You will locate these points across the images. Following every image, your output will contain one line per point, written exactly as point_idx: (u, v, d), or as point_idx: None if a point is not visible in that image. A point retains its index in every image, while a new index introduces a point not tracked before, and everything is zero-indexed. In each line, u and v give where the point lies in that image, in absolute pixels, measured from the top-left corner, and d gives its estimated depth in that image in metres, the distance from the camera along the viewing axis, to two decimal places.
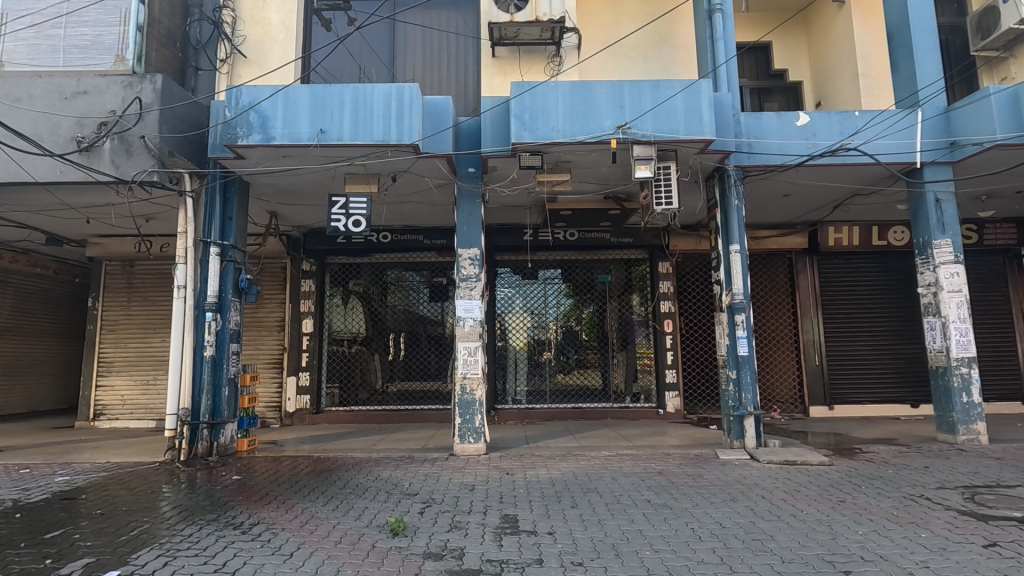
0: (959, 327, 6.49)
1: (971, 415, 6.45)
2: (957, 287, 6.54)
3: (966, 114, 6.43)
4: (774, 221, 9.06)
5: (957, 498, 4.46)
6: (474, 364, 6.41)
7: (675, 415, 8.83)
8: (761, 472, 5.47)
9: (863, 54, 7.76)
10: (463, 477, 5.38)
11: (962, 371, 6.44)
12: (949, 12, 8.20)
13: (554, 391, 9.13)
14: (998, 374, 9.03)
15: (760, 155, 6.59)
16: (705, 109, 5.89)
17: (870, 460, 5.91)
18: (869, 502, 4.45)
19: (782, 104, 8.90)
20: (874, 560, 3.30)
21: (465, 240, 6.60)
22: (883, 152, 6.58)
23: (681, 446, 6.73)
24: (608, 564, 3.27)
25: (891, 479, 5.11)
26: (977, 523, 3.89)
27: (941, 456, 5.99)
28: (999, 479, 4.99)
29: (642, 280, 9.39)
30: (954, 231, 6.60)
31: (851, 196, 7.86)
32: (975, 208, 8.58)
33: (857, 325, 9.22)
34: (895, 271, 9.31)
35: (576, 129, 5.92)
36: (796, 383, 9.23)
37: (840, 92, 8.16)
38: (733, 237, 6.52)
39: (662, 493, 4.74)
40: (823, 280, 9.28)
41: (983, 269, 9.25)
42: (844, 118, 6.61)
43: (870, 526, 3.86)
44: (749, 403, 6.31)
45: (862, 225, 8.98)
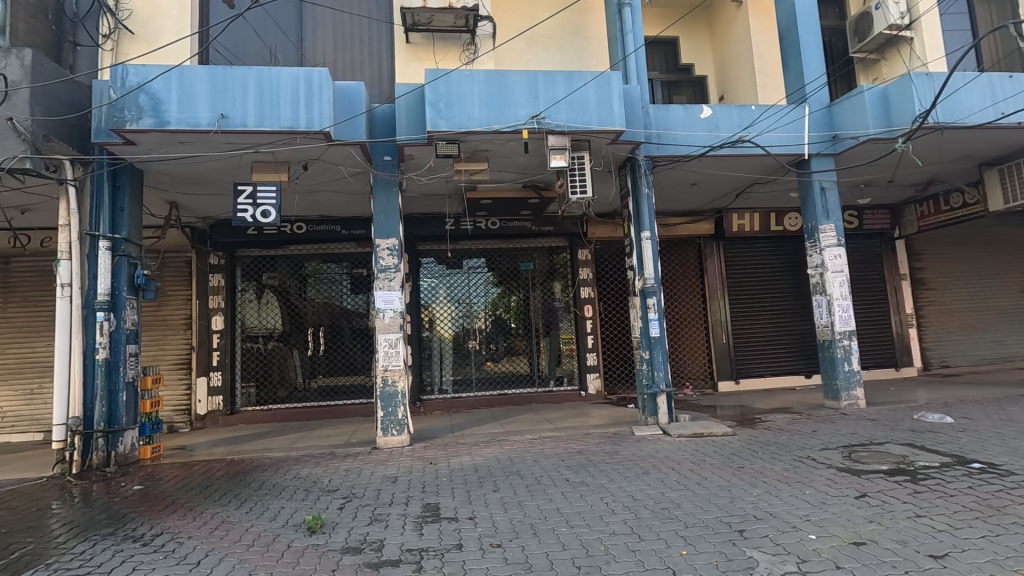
0: (842, 304, 7.18)
1: (852, 382, 7.19)
2: (840, 267, 7.23)
3: (845, 109, 7.06)
4: (684, 208, 9.58)
5: (837, 457, 4.98)
6: (395, 355, 6.33)
7: (597, 396, 9.19)
8: (672, 446, 5.82)
9: (759, 52, 8.33)
10: (385, 469, 5.32)
11: (844, 343, 7.15)
12: (832, 15, 8.96)
13: (480, 379, 9.20)
14: (876, 345, 10.11)
15: (668, 146, 6.92)
16: (615, 99, 6.09)
17: (768, 428, 6.45)
18: (764, 466, 4.88)
19: (690, 97, 9.34)
20: (764, 518, 3.63)
21: (383, 230, 6.47)
22: (776, 144, 7.09)
23: (600, 425, 7.02)
24: (526, 543, 3.38)
25: (784, 444, 5.62)
26: (852, 478, 4.37)
27: (827, 420, 6.64)
28: (873, 438, 5.61)
29: (564, 267, 9.63)
30: (836, 217, 7.29)
31: (750, 185, 8.44)
32: (855, 196, 9.49)
33: (759, 305, 9.96)
34: (790, 254, 10.13)
35: (492, 118, 5.95)
36: (706, 360, 9.85)
37: (740, 87, 8.70)
38: (644, 224, 6.84)
39: (580, 471, 4.94)
40: (728, 264, 9.92)
41: (863, 251, 10.27)
42: (742, 111, 7.07)
43: (763, 488, 4.24)
44: (661, 381, 6.68)
45: (761, 212, 9.69)
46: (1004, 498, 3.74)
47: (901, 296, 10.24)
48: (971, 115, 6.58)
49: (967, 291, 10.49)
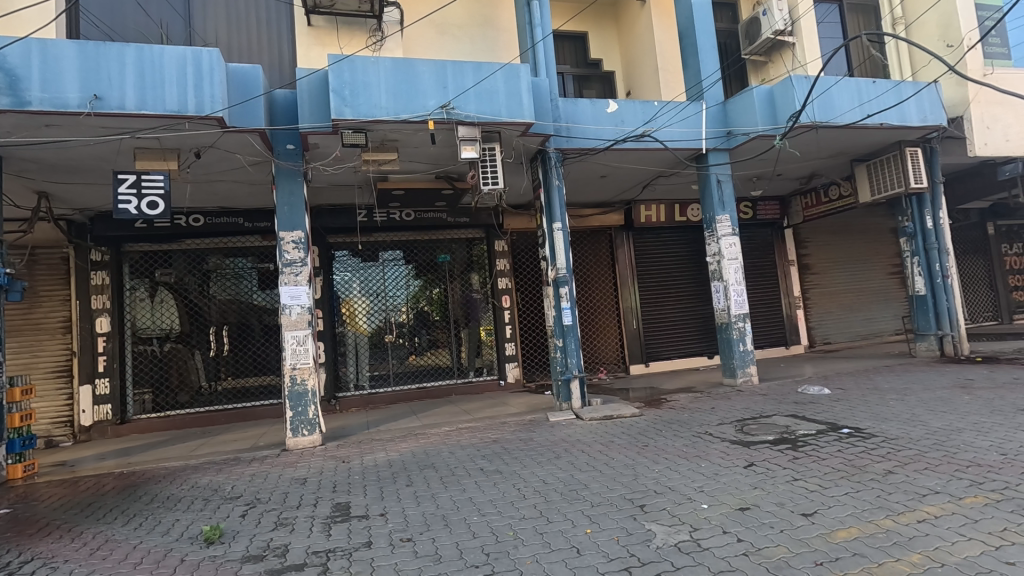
0: (737, 289, 7.74)
1: (746, 360, 7.78)
2: (734, 255, 7.78)
3: (737, 107, 7.58)
4: (595, 200, 9.90)
5: (731, 431, 5.40)
6: (304, 353, 6.08)
7: (515, 384, 9.34)
8: (584, 429, 6.05)
9: (661, 50, 8.74)
10: (294, 471, 5.12)
11: (739, 325, 7.72)
12: (726, 18, 9.55)
13: (399, 374, 9.03)
14: (768, 325, 11.01)
15: (576, 139, 7.09)
16: (524, 91, 6.18)
17: (672, 407, 6.86)
18: (666, 443, 5.19)
19: (599, 92, 9.62)
20: (663, 492, 3.86)
21: (287, 223, 6.17)
22: (675, 139, 7.49)
23: (517, 413, 7.15)
24: (436, 535, 3.38)
25: (685, 421, 6.01)
26: (743, 448, 4.76)
27: (725, 397, 7.17)
28: (762, 412, 6.12)
29: (481, 258, 9.65)
30: (731, 209, 7.82)
31: (655, 178, 8.86)
32: (748, 189, 10.23)
33: (666, 292, 10.51)
34: (692, 243, 10.77)
35: (400, 107, 5.82)
36: (618, 345, 10.26)
37: (644, 84, 9.09)
38: (555, 215, 6.99)
39: (495, 460, 5.01)
40: (637, 253, 10.38)
41: (756, 239, 11.12)
42: (645, 106, 7.38)
43: (664, 464, 4.51)
44: (574, 367, 6.89)
45: (666, 203, 10.23)
46: (866, 458, 4.22)
47: (790, 280, 11.19)
48: (841, 115, 7.29)
49: (844, 274, 11.65)
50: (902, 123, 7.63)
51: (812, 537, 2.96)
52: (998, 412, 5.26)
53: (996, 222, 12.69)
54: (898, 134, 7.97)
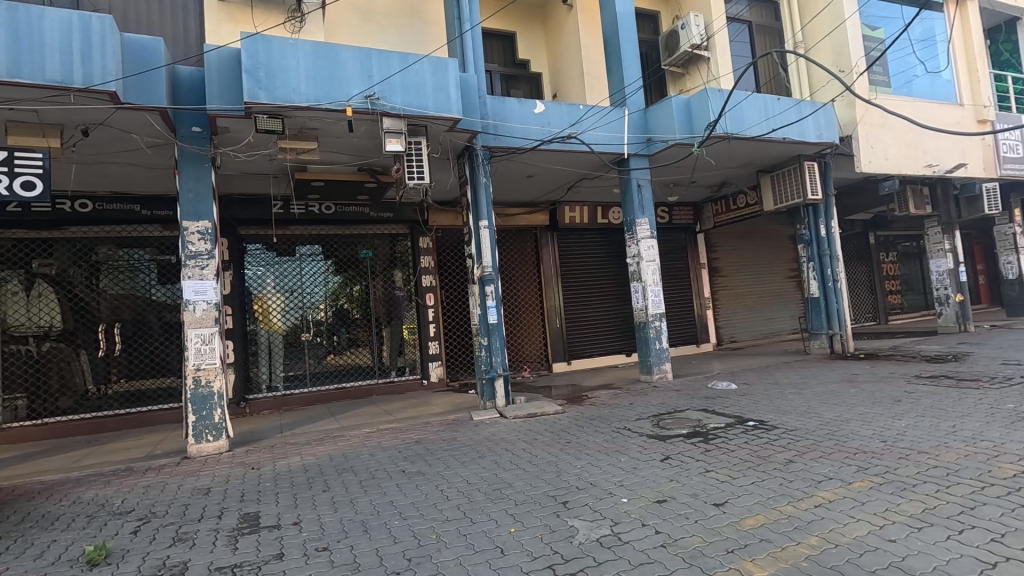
0: (654, 289, 8.07)
1: (662, 358, 8.15)
2: (652, 257, 8.11)
3: (657, 115, 7.90)
4: (521, 199, 9.98)
5: (648, 426, 5.60)
6: (209, 352, 5.63)
7: (438, 384, 9.20)
8: (507, 427, 6.05)
9: (587, 55, 8.93)
10: (196, 481, 4.72)
11: (655, 324, 8.06)
12: (648, 29, 9.96)
13: (316, 374, 8.62)
14: (681, 325, 11.59)
15: (504, 137, 7.09)
16: (452, 86, 6.09)
17: (593, 404, 7.03)
18: (588, 439, 5.30)
19: (527, 92, 9.69)
20: (585, 487, 3.92)
21: (192, 212, 5.69)
22: (600, 142, 7.67)
23: (441, 413, 7.03)
24: (354, 542, 3.23)
25: (605, 417, 6.17)
26: (659, 443, 4.95)
27: (642, 393, 7.45)
28: (676, 406, 6.42)
29: (405, 255, 9.43)
30: (650, 212, 8.15)
31: (579, 180, 9.05)
32: (665, 194, 10.72)
33: (588, 292, 10.78)
34: (613, 244, 11.12)
35: (321, 94, 5.54)
36: (542, 343, 10.38)
37: (570, 87, 9.24)
38: (482, 213, 6.96)
39: (417, 461, 4.89)
40: (561, 253, 10.57)
41: (672, 243, 11.67)
42: (570, 109, 7.51)
43: (586, 460, 4.59)
44: (499, 365, 6.89)
45: (589, 206, 10.50)
46: (770, 448, 4.52)
47: (701, 282, 11.84)
48: (750, 128, 7.79)
49: (749, 277, 12.50)
50: (801, 138, 8.28)
51: (723, 526, 3.12)
52: (879, 403, 5.83)
53: (876, 232, 14.14)
54: (798, 148, 8.65)
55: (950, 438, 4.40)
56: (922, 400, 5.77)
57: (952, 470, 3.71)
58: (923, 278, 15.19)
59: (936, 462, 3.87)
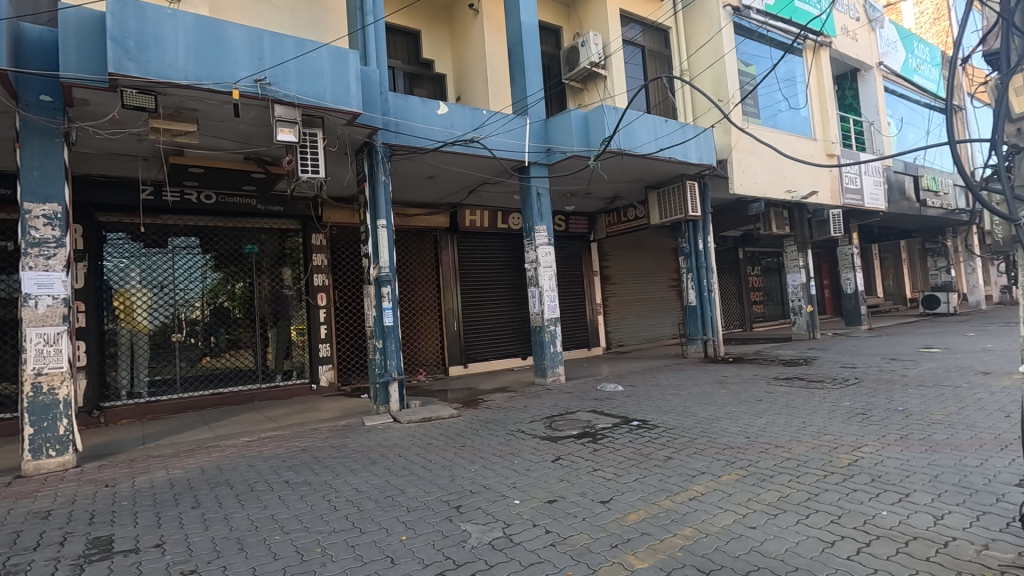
0: (550, 294, 8.32)
1: (555, 361, 8.40)
2: (549, 263, 8.35)
3: (557, 126, 8.17)
4: (421, 200, 9.84)
5: (541, 427, 5.75)
6: (54, 354, 4.91)
7: (329, 388, 8.77)
8: (400, 432, 5.91)
9: (491, 61, 9.04)
10: (31, 504, 4.07)
11: (550, 329, 8.31)
12: (550, 43, 10.29)
13: (189, 378, 7.85)
14: (574, 329, 12.05)
15: (405, 136, 6.94)
16: (352, 78, 5.85)
17: (488, 407, 7.08)
18: (482, 442, 5.33)
19: (430, 92, 9.58)
20: (478, 491, 3.93)
21: (37, 192, 4.94)
22: (501, 148, 7.77)
23: (330, 419, 6.70)
24: (228, 562, 2.97)
25: (500, 420, 6.24)
26: (551, 443, 5.10)
27: (536, 395, 7.64)
28: (567, 408, 6.65)
29: (295, 252, 8.90)
30: (548, 220, 8.38)
31: (480, 184, 9.10)
32: (562, 203, 11.10)
33: (486, 295, 10.86)
34: (512, 249, 11.31)
35: (203, 72, 5.07)
36: (439, 346, 10.27)
37: (474, 91, 9.28)
38: (380, 212, 6.77)
39: (302, 471, 4.61)
40: (461, 256, 10.55)
41: (568, 250, 12.10)
42: (474, 113, 7.54)
43: (479, 463, 4.60)
44: (394, 369, 6.71)
45: (490, 210, 10.62)
46: (651, 446, 4.83)
47: (594, 288, 12.40)
48: (641, 146, 8.30)
49: (636, 285, 13.31)
50: (685, 158, 8.97)
51: (608, 522, 3.26)
52: (744, 402, 6.46)
53: (744, 248, 15.70)
54: (682, 167, 9.36)
55: (800, 432, 4.99)
56: (779, 399, 6.49)
57: (802, 461, 4.21)
58: (781, 290, 17.13)
59: (790, 455, 4.36)
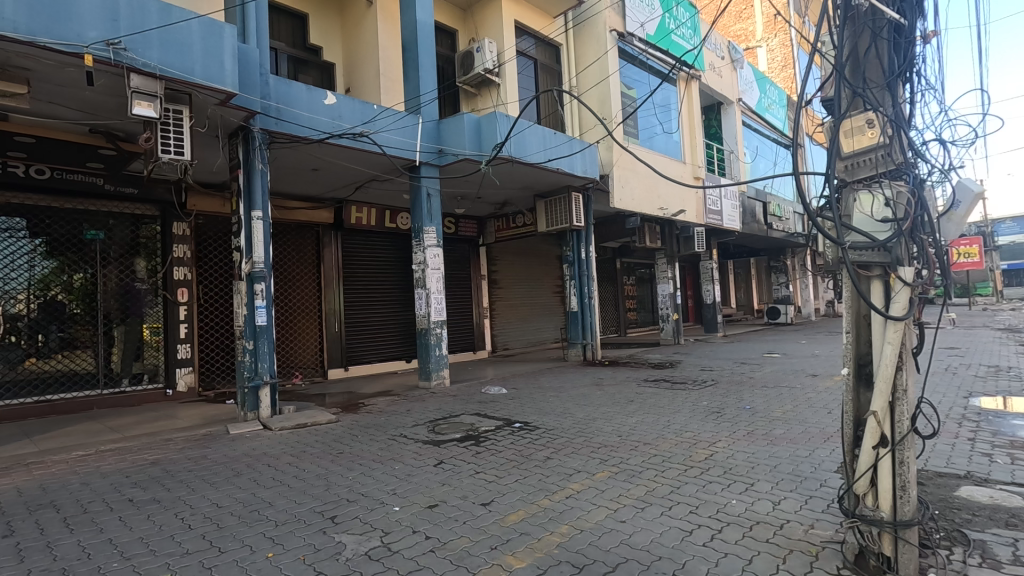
0: (437, 297, 8.24)
1: (440, 364, 8.33)
2: (437, 265, 8.27)
3: (450, 128, 8.15)
4: (303, 193, 9.27)
5: (424, 431, 5.66)
6: None
7: (187, 394, 7.93)
8: (271, 440, 5.49)
9: (384, 56, 8.79)
10: None
11: (436, 331, 8.22)
12: (445, 44, 10.26)
13: (7, 384, 6.65)
14: (460, 332, 12.04)
15: (286, 123, 6.49)
16: (227, 55, 5.36)
17: (369, 411, 6.83)
18: (361, 448, 5.11)
19: (317, 80, 9.08)
20: (355, 499, 3.76)
21: None
22: (392, 145, 7.57)
23: (187, 428, 6.04)
24: None
25: (381, 425, 6.03)
26: (434, 447, 5.04)
27: (420, 399, 7.51)
28: (451, 411, 6.62)
29: (151, 241, 7.95)
30: (438, 222, 8.31)
31: (368, 181, 8.78)
32: (452, 206, 11.07)
33: (371, 295, 10.49)
34: (400, 250, 11.05)
35: (39, 27, 4.35)
36: (317, 348, 9.72)
37: (365, 84, 8.96)
38: (255, 202, 6.26)
39: (151, 487, 4.10)
40: (344, 255, 10.10)
41: (456, 253, 12.07)
42: (363, 107, 7.25)
43: (358, 470, 4.41)
44: (265, 372, 6.22)
45: (377, 208, 10.34)
46: (531, 447, 4.96)
47: (481, 292, 12.49)
48: (531, 155, 8.54)
49: (522, 290, 13.64)
50: (571, 171, 9.39)
51: (489, 524, 3.29)
52: (617, 403, 6.86)
53: (621, 259, 16.76)
54: (568, 179, 9.78)
55: (665, 430, 5.41)
56: (648, 400, 6.99)
57: (666, 457, 4.56)
58: (652, 299, 18.52)
59: (656, 451, 4.72)
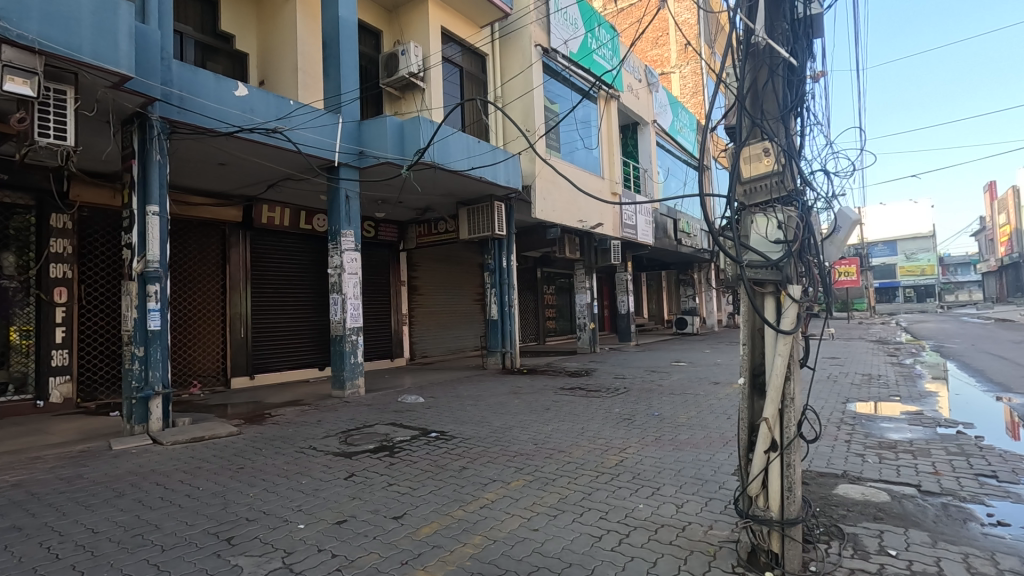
0: (354, 302, 7.97)
1: (355, 372, 8.04)
2: (354, 270, 8.00)
3: (371, 130, 7.96)
4: (208, 189, 8.66)
5: (335, 443, 5.42)
6: None
7: (62, 406, 7.11)
8: (161, 456, 5.03)
9: (303, 51, 8.43)
10: None
11: (351, 338, 7.93)
12: (369, 44, 10.02)
13: None
14: (377, 339, 11.70)
15: (191, 113, 6.04)
16: (122, 35, 4.92)
17: (275, 423, 6.44)
18: (265, 462, 4.80)
19: (227, 70, 8.54)
20: (255, 518, 3.52)
21: None
22: (308, 144, 7.25)
23: (61, 444, 5.40)
24: None
25: (288, 437, 5.71)
26: (345, 460, 4.84)
27: (332, 409, 7.19)
28: (365, 421, 6.40)
29: (24, 234, 7.09)
30: (356, 225, 8.06)
31: (282, 179, 8.35)
32: (372, 209, 10.78)
33: (282, 300, 9.96)
34: (315, 253, 10.59)
35: None
36: (220, 355, 9.05)
37: (281, 78, 8.53)
38: (151, 196, 5.76)
39: (12, 513, 3.61)
40: (253, 256, 9.53)
41: (375, 257, 11.75)
42: (277, 101, 6.91)
43: (260, 486, 4.14)
44: (157, 381, 5.70)
45: (292, 209, 9.86)
46: (447, 457, 4.89)
47: (400, 298, 12.23)
48: (454, 162, 8.52)
49: (442, 297, 13.51)
50: (495, 180, 9.48)
51: (399, 538, 3.19)
52: (534, 411, 6.94)
53: (542, 268, 17.06)
54: (491, 188, 9.84)
55: (579, 438, 5.54)
56: (564, 407, 7.14)
57: (579, 464, 4.67)
58: (570, 308, 19.00)
59: (570, 458, 4.82)
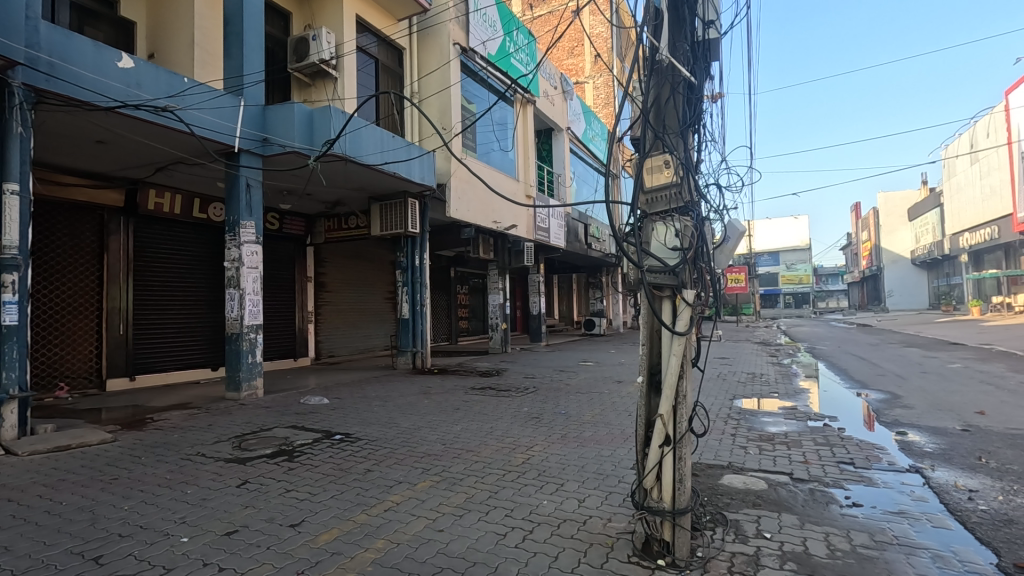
0: (252, 298, 7.48)
1: (253, 372, 7.54)
2: (254, 263, 7.51)
3: (277, 116, 7.53)
4: (82, 168, 7.75)
5: (227, 448, 5.05)
6: None
7: None
8: (16, 468, 4.43)
9: (201, 25, 7.79)
10: None
11: (249, 337, 7.44)
12: (276, 25, 9.46)
13: None
14: (279, 337, 11.06)
15: (62, 82, 5.37)
16: None
17: (158, 428, 5.89)
18: (144, 472, 4.37)
19: (110, 38, 7.70)
20: (130, 534, 3.20)
21: None
22: (203, 126, 6.71)
23: None
24: None
25: (172, 443, 5.24)
26: (238, 466, 4.52)
27: (225, 412, 6.70)
28: (262, 425, 6.02)
29: None
30: (257, 216, 7.56)
31: (172, 163, 7.66)
32: (276, 200, 10.18)
33: (170, 294, 9.14)
34: (210, 245, 9.83)
35: None
36: (94, 355, 8.12)
37: (174, 53, 7.84)
38: (10, 173, 5.05)
39: None
40: (137, 245, 8.68)
41: (279, 251, 11.11)
42: (168, 77, 6.33)
43: (137, 498, 3.76)
44: (12, 384, 5.01)
45: (184, 195, 9.10)
46: (351, 460, 4.72)
47: (305, 295, 11.65)
48: (367, 156, 8.26)
49: (351, 295, 13.03)
50: (408, 176, 9.33)
51: (296, 547, 3.04)
52: (443, 411, 6.88)
53: (455, 268, 16.97)
54: (404, 184, 9.64)
55: (487, 437, 5.56)
56: (474, 407, 7.15)
57: (487, 463, 4.69)
58: (483, 308, 19.07)
59: (478, 458, 4.82)
